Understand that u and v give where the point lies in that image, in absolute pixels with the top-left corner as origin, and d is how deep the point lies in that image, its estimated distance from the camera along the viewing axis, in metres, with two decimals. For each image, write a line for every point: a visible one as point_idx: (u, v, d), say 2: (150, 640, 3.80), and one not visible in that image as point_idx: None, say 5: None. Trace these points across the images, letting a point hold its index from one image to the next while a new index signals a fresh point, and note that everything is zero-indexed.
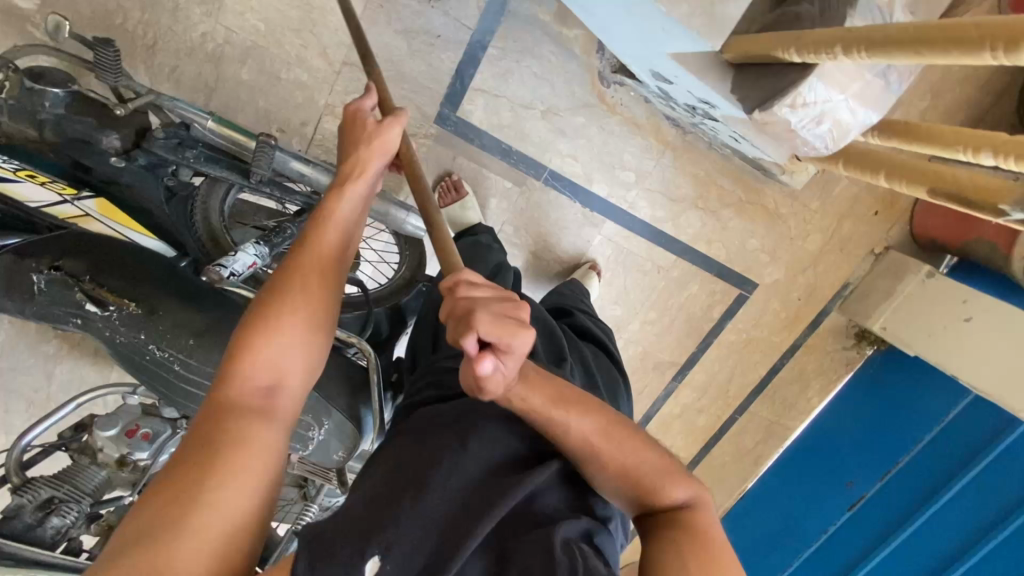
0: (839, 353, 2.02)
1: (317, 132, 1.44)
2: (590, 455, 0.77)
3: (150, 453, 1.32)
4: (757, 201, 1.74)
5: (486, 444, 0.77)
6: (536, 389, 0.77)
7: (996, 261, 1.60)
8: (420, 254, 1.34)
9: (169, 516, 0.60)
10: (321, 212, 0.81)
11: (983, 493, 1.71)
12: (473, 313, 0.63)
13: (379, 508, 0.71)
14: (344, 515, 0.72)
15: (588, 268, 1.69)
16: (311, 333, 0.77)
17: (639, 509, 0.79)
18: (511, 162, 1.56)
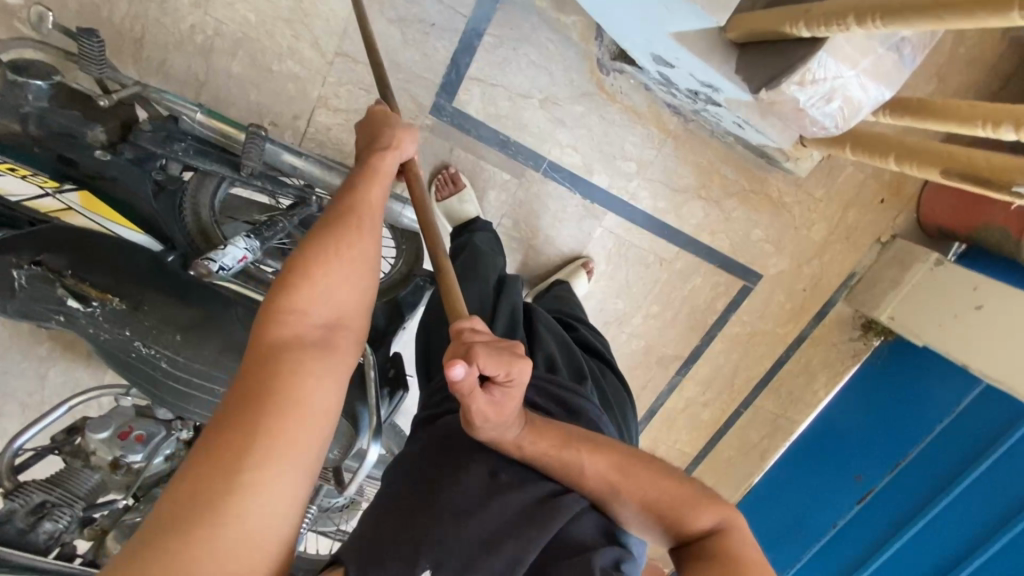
0: (844, 344, 2.00)
1: (310, 125, 1.41)
2: (609, 491, 0.84)
3: (144, 455, 1.29)
4: (761, 189, 1.70)
5: (515, 475, 0.82)
6: (542, 435, 0.84)
7: (1007, 247, 1.55)
8: (419, 248, 1.31)
9: (212, 493, 0.55)
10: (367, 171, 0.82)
11: (994, 488, 1.66)
12: (473, 349, 0.65)
13: (421, 524, 0.75)
14: (385, 529, 0.75)
15: (582, 265, 1.66)
16: (355, 291, 0.75)
17: (673, 540, 0.83)
18: (509, 153, 1.53)
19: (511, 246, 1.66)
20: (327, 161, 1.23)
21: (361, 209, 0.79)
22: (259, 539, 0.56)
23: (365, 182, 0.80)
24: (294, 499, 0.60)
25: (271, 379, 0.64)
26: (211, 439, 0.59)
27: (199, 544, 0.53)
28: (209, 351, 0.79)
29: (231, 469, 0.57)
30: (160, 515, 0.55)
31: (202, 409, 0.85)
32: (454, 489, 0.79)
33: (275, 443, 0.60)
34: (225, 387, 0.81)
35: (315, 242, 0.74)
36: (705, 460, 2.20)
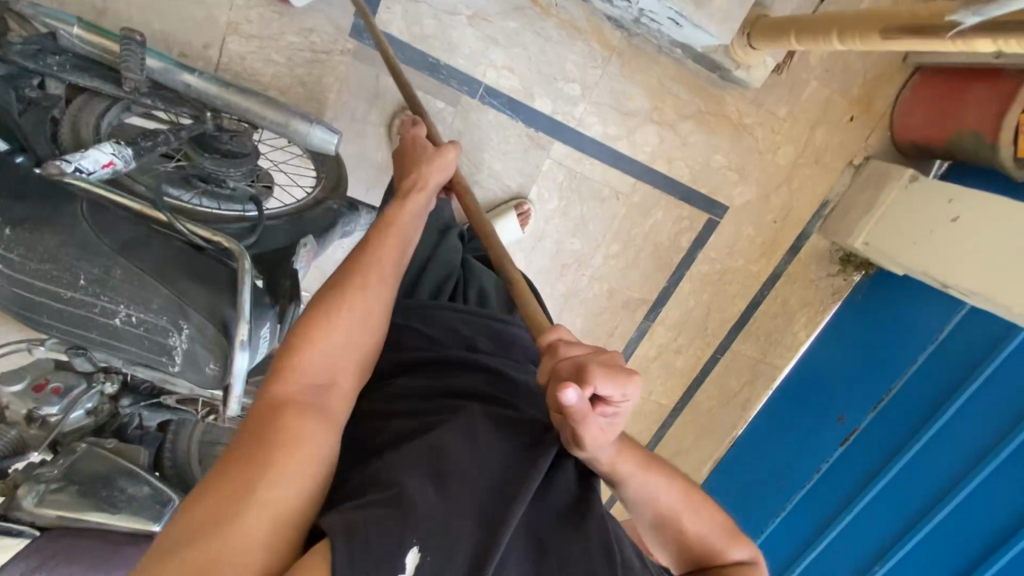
0: (823, 281, 1.90)
1: (222, 54, 1.32)
2: (670, 520, 0.74)
3: (62, 409, 0.96)
4: (719, 110, 1.60)
5: (491, 430, 0.70)
6: (631, 455, 0.70)
7: (983, 154, 1.43)
8: (338, 172, 1.22)
9: (212, 516, 0.56)
10: (380, 224, 0.85)
11: (979, 407, 1.45)
12: (586, 368, 0.59)
13: (429, 498, 0.61)
14: (375, 504, 0.60)
15: (512, 206, 1.58)
16: (352, 344, 0.74)
17: (692, 566, 0.76)
18: (440, 78, 1.44)
19: None
20: (222, 78, 1.15)
21: (373, 264, 0.80)
22: (249, 561, 0.55)
23: (374, 243, 0.83)
24: (285, 531, 0.58)
25: (276, 415, 0.64)
26: (216, 469, 0.60)
27: (195, 565, 0.52)
28: (45, 246, 0.71)
29: (232, 494, 0.57)
30: (163, 540, 0.55)
31: (55, 319, 0.76)
32: (469, 460, 0.66)
33: (273, 471, 0.60)
34: (72, 293, 0.74)
35: (325, 299, 0.75)
36: (683, 412, 2.10)
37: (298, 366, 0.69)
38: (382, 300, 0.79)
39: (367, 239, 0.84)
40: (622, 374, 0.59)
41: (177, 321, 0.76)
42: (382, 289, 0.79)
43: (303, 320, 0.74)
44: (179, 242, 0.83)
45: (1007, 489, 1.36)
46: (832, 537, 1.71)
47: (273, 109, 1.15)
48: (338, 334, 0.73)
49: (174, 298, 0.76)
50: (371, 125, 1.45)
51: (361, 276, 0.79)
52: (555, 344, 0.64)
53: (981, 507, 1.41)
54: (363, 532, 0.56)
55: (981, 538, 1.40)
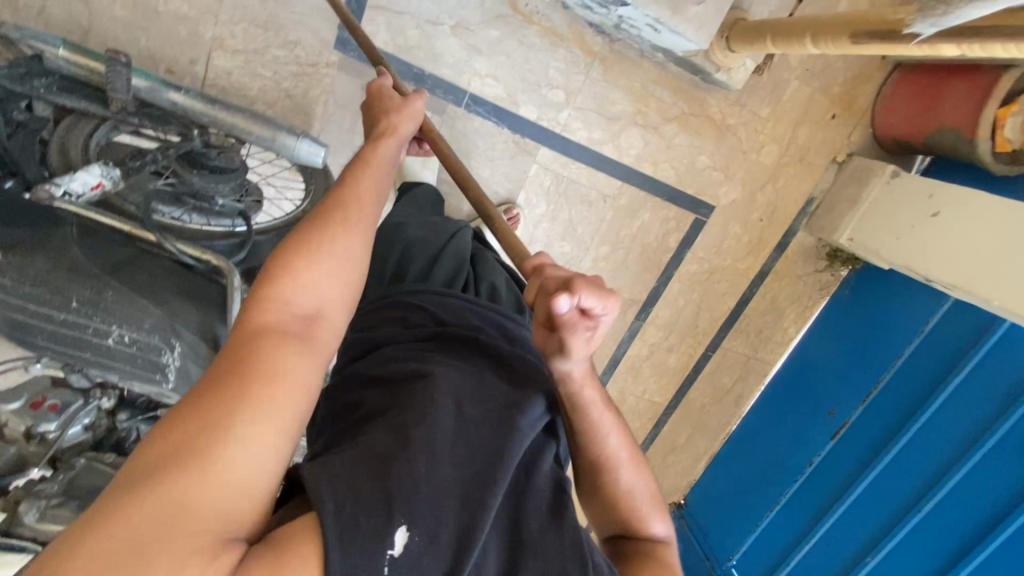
0: (810, 276, 1.93)
1: (208, 70, 1.33)
2: (609, 467, 0.78)
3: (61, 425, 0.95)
4: (702, 112, 1.62)
5: (480, 412, 0.69)
6: (593, 385, 0.75)
7: (961, 149, 1.45)
8: (324, 184, 1.25)
9: (178, 450, 0.47)
10: (357, 161, 0.79)
11: (970, 397, 1.45)
12: (573, 281, 0.65)
13: (420, 477, 0.59)
14: (361, 472, 0.57)
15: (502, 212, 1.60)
16: (340, 271, 0.65)
17: (618, 528, 0.79)
18: (425, 87, 1.45)
19: (445, 191, 1.59)
20: (208, 95, 1.17)
21: (350, 203, 0.72)
22: (226, 506, 0.47)
23: (351, 180, 0.76)
24: (265, 475, 0.50)
25: (257, 345, 0.56)
26: (185, 398, 0.51)
27: (159, 507, 0.44)
28: (37, 270, 0.72)
29: (204, 429, 0.49)
30: (119, 473, 0.47)
31: (43, 342, 0.74)
32: (457, 442, 0.64)
33: (253, 408, 0.51)
34: (64, 315, 0.73)
35: (307, 230, 0.67)
36: (677, 408, 2.12)
37: (279, 297, 0.60)
38: (364, 232, 0.70)
39: (344, 177, 0.76)
40: (604, 290, 0.66)
41: (168, 340, 0.78)
42: (364, 224, 0.71)
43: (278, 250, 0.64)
44: (166, 261, 0.86)
45: (1001, 473, 1.34)
46: (825, 529, 1.71)
47: (261, 124, 1.17)
48: (317, 264, 0.64)
49: (165, 318, 0.78)
50: (358, 134, 1.47)
51: (342, 207, 0.71)
52: (541, 265, 0.70)
53: (970, 493, 1.40)
54: (354, 507, 0.53)
55: (970, 525, 1.39)
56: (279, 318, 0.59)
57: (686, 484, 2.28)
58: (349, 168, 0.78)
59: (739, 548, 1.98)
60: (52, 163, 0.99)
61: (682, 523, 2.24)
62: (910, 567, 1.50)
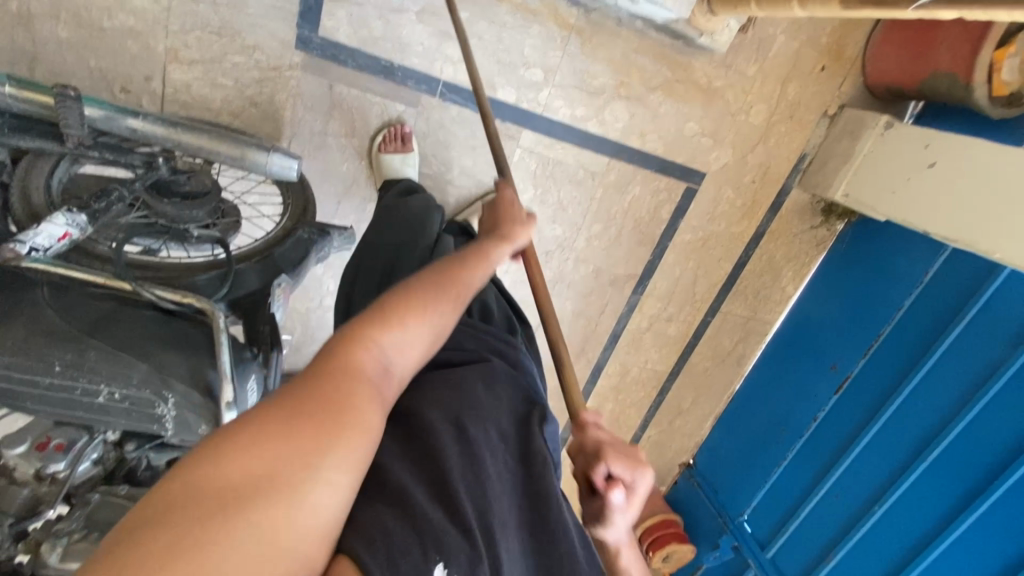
0: (807, 234, 1.91)
1: (166, 85, 1.27)
2: None
3: (71, 462, 0.92)
4: (687, 77, 1.56)
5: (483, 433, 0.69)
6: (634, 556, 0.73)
7: (956, 95, 1.41)
8: (304, 200, 1.20)
9: (268, 478, 0.47)
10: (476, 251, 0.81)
11: (982, 337, 1.44)
12: (602, 448, 0.67)
13: (439, 514, 0.58)
14: (386, 517, 0.55)
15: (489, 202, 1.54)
16: (427, 336, 0.67)
17: None
18: (395, 80, 1.39)
19: (429, 185, 1.53)
20: (170, 116, 1.10)
21: (461, 279, 0.75)
22: (304, 542, 0.47)
23: (470, 262, 0.78)
24: (341, 513, 0.51)
25: (342, 382, 0.56)
26: (266, 419, 0.50)
27: (253, 537, 0.44)
28: (14, 338, 0.70)
29: (295, 461, 0.49)
30: (196, 488, 0.45)
31: (42, 403, 0.73)
32: (466, 467, 0.64)
33: (339, 449, 0.51)
34: (49, 379, 0.72)
35: (422, 292, 0.69)
36: (680, 376, 2.13)
37: (376, 341, 0.61)
38: (461, 308, 0.73)
39: (462, 257, 0.79)
40: (641, 461, 0.67)
41: (161, 393, 0.76)
42: (463, 303, 0.73)
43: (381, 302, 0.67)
44: (146, 308, 0.83)
45: (1011, 416, 1.35)
46: (835, 481, 1.73)
47: (228, 142, 1.10)
48: (421, 328, 0.66)
49: (154, 371, 0.76)
50: (333, 137, 1.41)
51: (449, 280, 0.73)
52: (585, 421, 0.72)
53: (979, 435, 1.40)
54: (384, 546, 0.52)
55: (983, 467, 1.39)
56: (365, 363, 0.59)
57: (694, 446, 2.32)
58: (464, 253, 0.80)
59: (750, 505, 2.02)
60: (14, 209, 0.95)
61: (692, 481, 2.29)
62: (918, 512, 1.51)
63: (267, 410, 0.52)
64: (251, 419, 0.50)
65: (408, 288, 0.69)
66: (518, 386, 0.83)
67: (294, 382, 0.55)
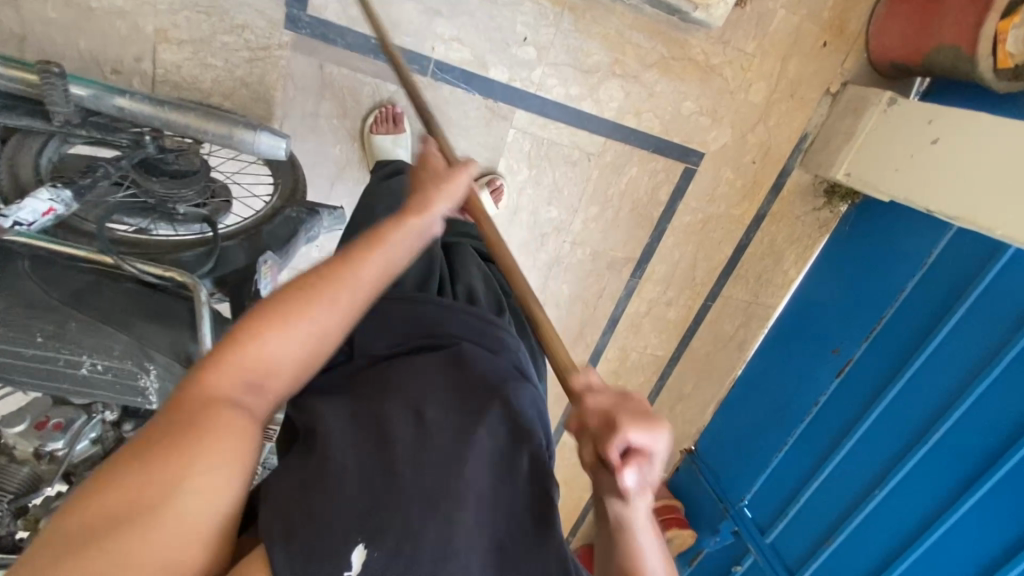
0: (809, 216, 1.87)
1: (156, 66, 1.27)
2: None
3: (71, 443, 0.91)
4: (683, 54, 1.54)
5: (444, 415, 0.72)
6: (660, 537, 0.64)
7: (960, 69, 1.37)
8: (294, 181, 1.19)
9: (122, 508, 0.50)
10: (369, 234, 0.71)
11: (980, 319, 1.42)
12: (613, 417, 0.57)
13: (368, 491, 0.63)
14: (315, 498, 0.62)
15: (487, 182, 1.55)
16: (296, 348, 0.63)
17: None
18: (386, 59, 1.38)
19: None
20: (155, 95, 1.09)
21: (345, 273, 0.67)
22: (175, 554, 0.51)
23: (360, 254, 0.69)
24: (216, 522, 0.54)
25: (202, 402, 0.56)
26: (123, 454, 0.52)
27: (112, 563, 0.48)
28: None
29: (149, 485, 0.51)
30: (62, 530, 0.49)
31: (25, 373, 0.73)
32: (417, 445, 0.68)
33: (201, 458, 0.53)
34: (32, 350, 0.72)
35: (290, 300, 0.64)
36: (680, 361, 2.11)
37: (237, 360, 0.60)
38: (340, 311, 0.66)
39: (355, 246, 0.71)
40: (655, 419, 0.57)
41: (143, 364, 0.77)
42: (343, 304, 0.66)
43: (248, 313, 0.64)
44: (128, 281, 0.82)
45: (1013, 397, 1.32)
46: (834, 465, 1.72)
47: (214, 121, 1.10)
48: (289, 337, 0.63)
49: (135, 343, 0.77)
50: (324, 118, 1.40)
51: (326, 278, 0.66)
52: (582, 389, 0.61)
53: (979, 418, 1.38)
54: (302, 537, 0.59)
55: (983, 450, 1.37)
56: (221, 384, 0.58)
57: (695, 431, 2.31)
58: (361, 242, 0.71)
59: (751, 489, 2.00)
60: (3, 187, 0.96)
61: (693, 468, 2.27)
62: (920, 495, 1.49)
63: (126, 444, 0.54)
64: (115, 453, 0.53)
65: (276, 296, 0.64)
66: (489, 363, 0.82)
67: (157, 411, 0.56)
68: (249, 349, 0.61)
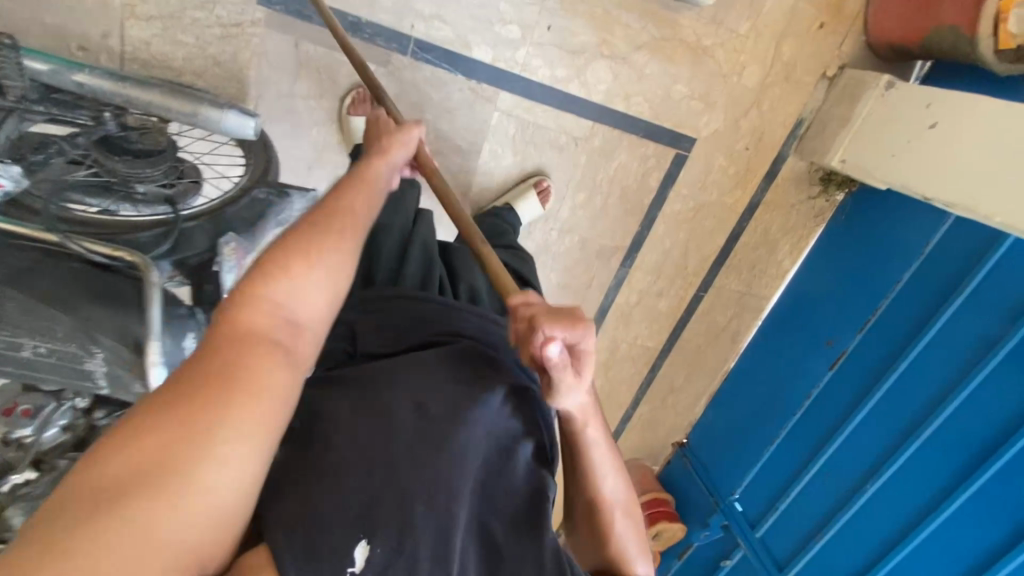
0: (804, 205, 1.82)
1: (125, 44, 1.23)
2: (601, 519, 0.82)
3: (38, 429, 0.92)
4: (674, 35, 1.49)
5: (446, 406, 0.72)
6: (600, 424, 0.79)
7: (960, 51, 1.32)
8: (266, 161, 1.15)
9: (151, 466, 0.51)
10: (355, 177, 0.81)
11: (976, 312, 1.38)
12: (534, 317, 0.65)
13: (375, 483, 0.64)
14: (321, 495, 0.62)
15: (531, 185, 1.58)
16: (320, 291, 0.67)
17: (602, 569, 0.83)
18: (364, 37, 1.35)
19: None
20: (118, 72, 1.07)
21: (348, 214, 0.75)
22: (201, 520, 0.52)
23: (346, 193, 0.78)
24: (242, 493, 0.55)
25: (230, 364, 0.58)
26: (153, 410, 0.53)
27: (141, 523, 0.49)
28: None
29: (179, 444, 0.52)
30: (89, 487, 0.49)
31: None
32: (416, 438, 0.68)
33: (229, 425, 0.55)
34: None
35: (307, 239, 0.69)
36: (671, 353, 2.07)
37: (269, 299, 0.64)
38: (352, 248, 0.72)
39: (339, 189, 0.79)
40: (574, 316, 0.66)
41: (86, 347, 0.74)
42: (355, 240, 0.73)
43: (254, 268, 0.66)
44: (75, 261, 0.79)
45: (1007, 390, 1.28)
46: (825, 460, 1.68)
47: (179, 98, 1.07)
48: (310, 279, 0.67)
49: (77, 324, 0.73)
50: (300, 98, 1.36)
51: (332, 222, 0.72)
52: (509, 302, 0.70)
53: (973, 413, 1.34)
54: (305, 531, 0.60)
55: (976, 446, 1.33)
56: (251, 331, 0.61)
57: (687, 424, 2.27)
58: (351, 187, 0.79)
59: (742, 483, 1.96)
60: None
61: (684, 462, 2.23)
62: (912, 490, 1.45)
63: (156, 402, 0.54)
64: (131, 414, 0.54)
65: (293, 235, 0.69)
66: (484, 356, 0.83)
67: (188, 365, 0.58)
68: (275, 290, 0.64)
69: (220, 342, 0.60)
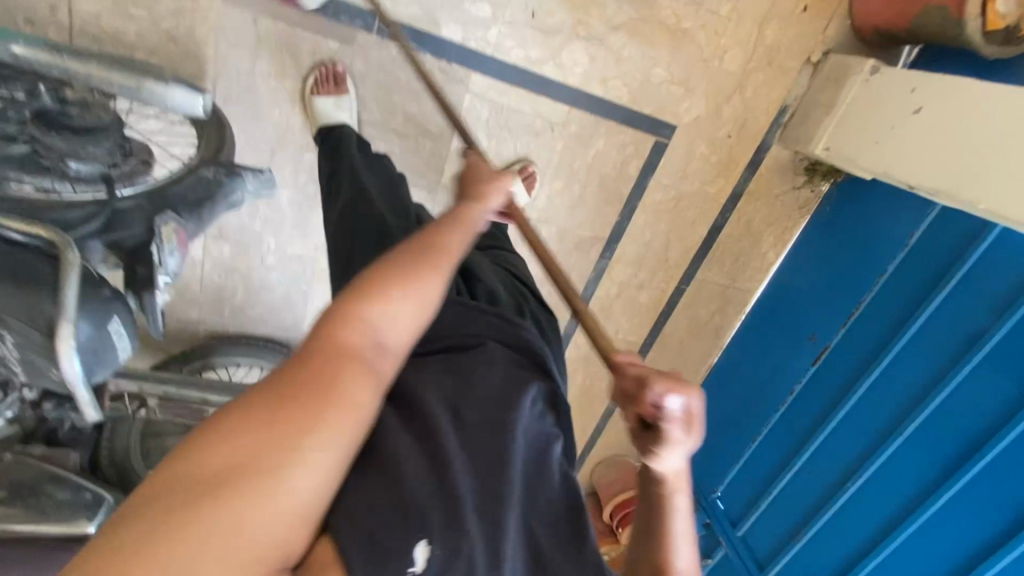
0: (789, 196, 1.77)
1: (73, 17, 1.17)
2: None
3: None
4: (652, 16, 1.44)
5: (482, 415, 0.66)
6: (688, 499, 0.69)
7: (946, 32, 1.27)
8: (219, 143, 1.10)
9: (242, 463, 0.46)
10: (456, 214, 0.75)
11: (964, 301, 1.33)
12: (649, 378, 0.59)
13: (439, 489, 0.58)
14: (382, 508, 0.55)
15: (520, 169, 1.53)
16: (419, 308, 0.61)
17: None
18: (328, 14, 1.29)
19: (370, 134, 1.42)
20: (54, 41, 0.99)
21: (449, 239, 0.69)
22: (280, 528, 0.47)
23: (451, 225, 0.72)
24: (317, 504, 0.50)
25: (335, 365, 0.53)
26: (253, 404, 0.49)
27: (228, 524, 0.44)
28: None
29: (272, 443, 0.48)
30: (176, 475, 0.45)
31: None
32: (466, 447, 0.62)
33: (320, 433, 0.50)
34: None
35: (412, 260, 0.64)
36: (653, 347, 2.02)
37: (364, 318, 0.57)
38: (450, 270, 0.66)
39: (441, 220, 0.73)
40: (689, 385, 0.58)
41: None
42: (453, 265, 0.67)
43: (356, 282, 0.60)
44: None
45: (995, 380, 1.24)
46: (809, 457, 1.63)
47: (122, 72, 1.00)
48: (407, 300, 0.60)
49: None
50: (261, 78, 1.30)
51: (438, 248, 0.67)
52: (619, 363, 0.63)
53: (960, 404, 1.30)
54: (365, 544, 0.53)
55: (965, 439, 1.28)
56: (353, 338, 0.56)
57: None
58: (450, 217, 0.74)
59: (725, 481, 1.92)
60: None
61: None
62: (897, 486, 1.41)
63: (250, 396, 0.50)
64: (223, 410, 0.49)
65: (397, 252, 0.64)
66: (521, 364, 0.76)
67: (285, 362, 0.53)
68: (377, 304, 0.58)
69: (318, 347, 0.55)
